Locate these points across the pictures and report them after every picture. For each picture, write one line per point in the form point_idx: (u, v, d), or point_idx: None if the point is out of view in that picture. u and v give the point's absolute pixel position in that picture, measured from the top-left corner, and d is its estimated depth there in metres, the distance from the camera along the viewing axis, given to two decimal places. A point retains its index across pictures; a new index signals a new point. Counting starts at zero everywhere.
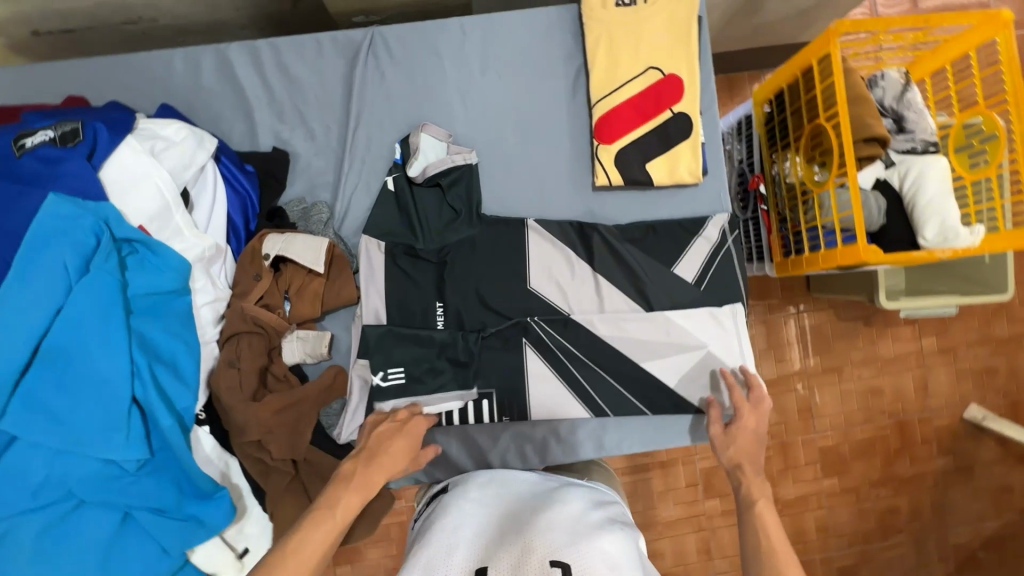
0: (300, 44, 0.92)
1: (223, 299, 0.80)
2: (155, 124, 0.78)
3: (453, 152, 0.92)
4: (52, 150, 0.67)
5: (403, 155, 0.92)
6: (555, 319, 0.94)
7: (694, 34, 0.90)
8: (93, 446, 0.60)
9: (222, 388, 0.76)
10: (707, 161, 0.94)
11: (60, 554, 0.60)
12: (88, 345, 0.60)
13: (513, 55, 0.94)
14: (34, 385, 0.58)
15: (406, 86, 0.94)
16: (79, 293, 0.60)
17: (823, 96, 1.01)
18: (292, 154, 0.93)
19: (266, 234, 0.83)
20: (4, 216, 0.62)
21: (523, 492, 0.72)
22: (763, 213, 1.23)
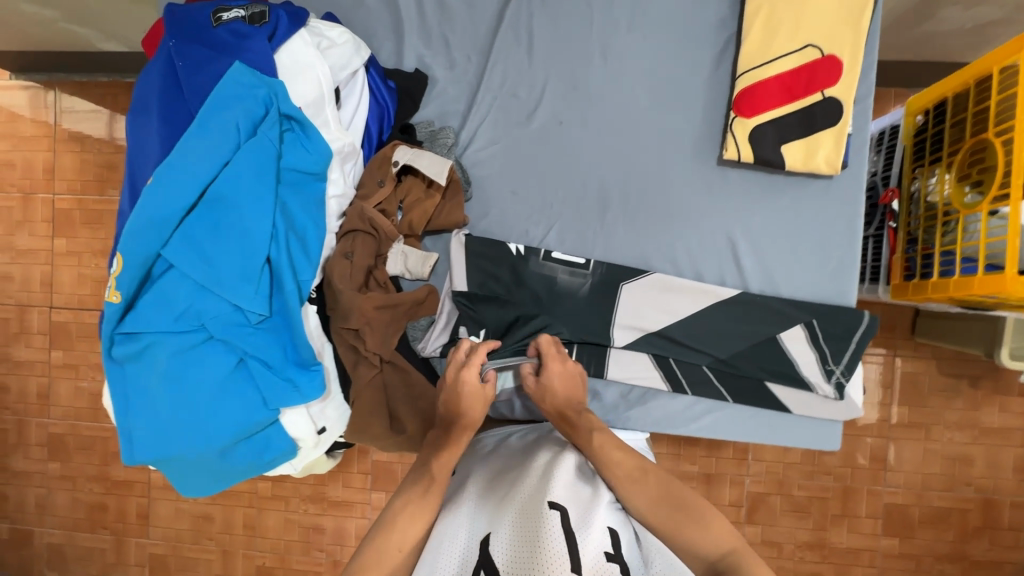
0: None
1: (347, 196, 0.86)
2: (323, 25, 0.83)
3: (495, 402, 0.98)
4: (242, 26, 0.73)
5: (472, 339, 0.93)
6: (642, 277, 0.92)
7: (866, 16, 0.84)
8: (230, 289, 0.67)
9: (336, 275, 0.81)
10: (849, 154, 0.88)
11: (184, 378, 0.67)
12: (241, 199, 0.67)
13: (664, 14, 0.93)
14: (195, 223, 0.66)
15: (551, 29, 0.94)
16: (244, 152, 0.67)
17: (996, 109, 0.91)
18: (430, 79, 0.97)
19: (398, 144, 0.88)
20: (196, 75, 0.69)
21: (498, 468, 0.80)
22: (890, 230, 1.13)
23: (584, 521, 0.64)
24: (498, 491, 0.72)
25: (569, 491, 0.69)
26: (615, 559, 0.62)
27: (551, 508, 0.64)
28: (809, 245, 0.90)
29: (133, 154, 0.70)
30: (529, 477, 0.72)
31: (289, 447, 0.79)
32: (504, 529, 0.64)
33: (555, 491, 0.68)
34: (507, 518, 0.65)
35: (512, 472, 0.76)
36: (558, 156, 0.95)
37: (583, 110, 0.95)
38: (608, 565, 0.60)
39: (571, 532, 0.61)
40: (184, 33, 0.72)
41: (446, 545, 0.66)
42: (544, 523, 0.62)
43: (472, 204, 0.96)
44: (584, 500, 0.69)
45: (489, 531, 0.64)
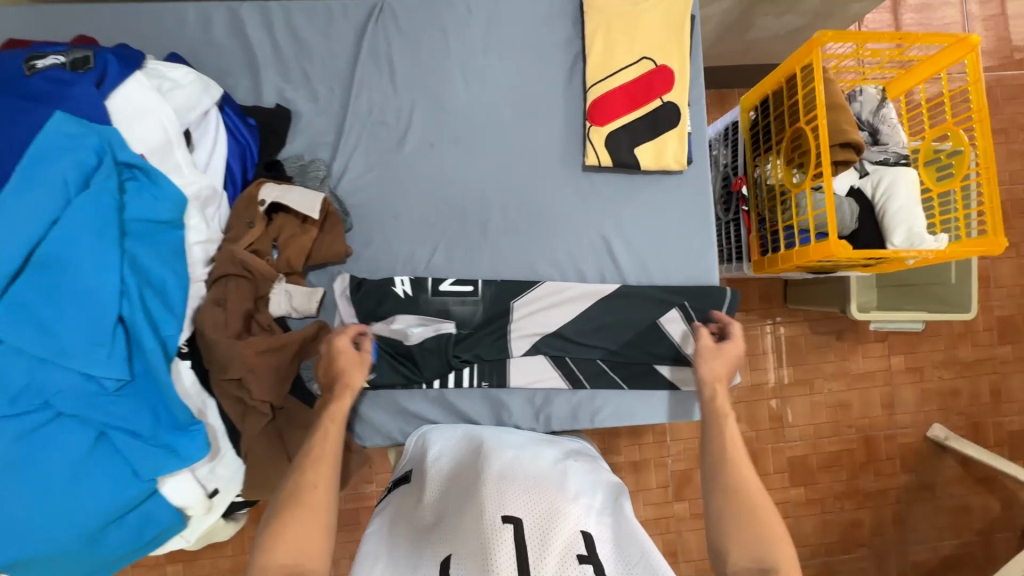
0: (311, 9, 0.96)
1: (214, 241, 0.82)
2: (163, 66, 0.79)
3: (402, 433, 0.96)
4: (62, 73, 0.68)
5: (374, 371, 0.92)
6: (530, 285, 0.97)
7: (687, 28, 0.95)
8: (76, 357, 0.61)
9: (208, 324, 0.77)
10: (692, 151, 0.99)
11: (32, 464, 0.60)
12: (79, 258, 0.62)
13: (515, 36, 0.99)
14: (24, 290, 0.59)
15: (411, 56, 0.97)
16: (77, 207, 0.62)
17: (804, 101, 1.07)
18: (294, 113, 0.95)
19: (264, 181, 0.86)
20: (9, 129, 0.63)
21: (456, 476, 0.77)
22: (744, 213, 1.28)
23: (541, 533, 0.62)
24: (456, 504, 0.70)
25: (524, 497, 0.67)
26: (589, 560, 0.60)
27: (506, 522, 0.63)
28: (673, 235, 0.99)
29: None
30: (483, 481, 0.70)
31: (174, 520, 0.72)
32: (460, 546, 0.63)
33: (510, 502, 0.66)
34: (462, 537, 0.63)
35: (467, 484, 0.73)
36: (435, 177, 0.97)
37: (452, 130, 0.98)
38: (579, 569, 0.59)
39: (523, 546, 0.60)
40: None
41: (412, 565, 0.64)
42: (496, 541, 0.60)
43: (353, 234, 0.95)
44: (543, 502, 0.67)
45: (449, 559, 0.61)
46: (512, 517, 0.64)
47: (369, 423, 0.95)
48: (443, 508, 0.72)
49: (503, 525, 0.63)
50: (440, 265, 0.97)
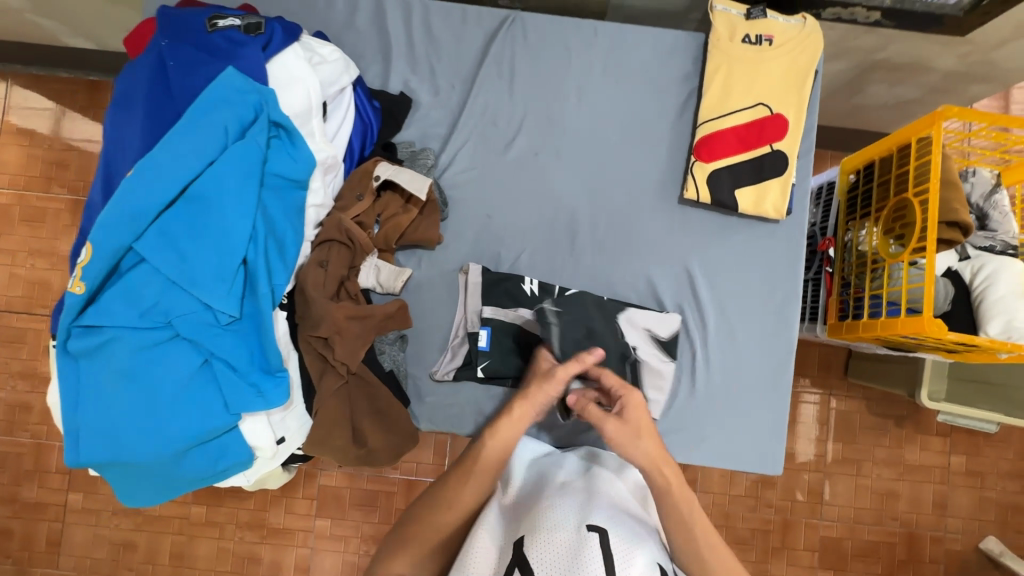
0: (449, 11, 1.01)
1: (325, 207, 0.87)
2: (316, 42, 0.86)
3: (457, 419, 0.98)
4: (237, 34, 0.75)
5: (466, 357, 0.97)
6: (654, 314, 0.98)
7: (809, 83, 0.95)
8: (202, 288, 0.66)
9: (309, 282, 0.82)
10: (792, 203, 0.98)
11: (145, 376, 0.65)
12: (223, 199, 0.67)
13: (636, 64, 1.01)
14: (173, 219, 0.66)
15: (533, 67, 1.01)
16: (230, 153, 0.68)
17: (915, 172, 1.04)
18: (415, 102, 1.01)
19: (380, 159, 0.91)
20: (186, 76, 0.70)
21: (538, 476, 0.78)
22: (827, 274, 1.25)
23: (624, 551, 0.61)
24: (538, 498, 0.71)
25: (608, 511, 0.66)
26: None
27: (590, 531, 0.62)
28: (757, 282, 0.99)
29: (110, 148, 0.70)
30: (569, 493, 0.70)
31: (245, 457, 0.76)
32: (541, 536, 0.63)
33: (596, 513, 0.65)
34: (546, 525, 0.64)
35: (548, 486, 0.74)
36: (533, 185, 1.01)
37: (557, 143, 1.01)
38: None
39: (610, 560, 0.59)
40: (178, 35, 0.73)
41: (485, 543, 0.66)
42: (582, 550, 0.59)
43: (447, 224, 0.99)
44: (625, 525, 0.65)
45: (524, 539, 0.63)
46: (596, 527, 0.63)
47: (427, 405, 0.97)
48: (523, 500, 0.73)
49: (586, 531, 0.62)
50: (570, 277, 1.00)
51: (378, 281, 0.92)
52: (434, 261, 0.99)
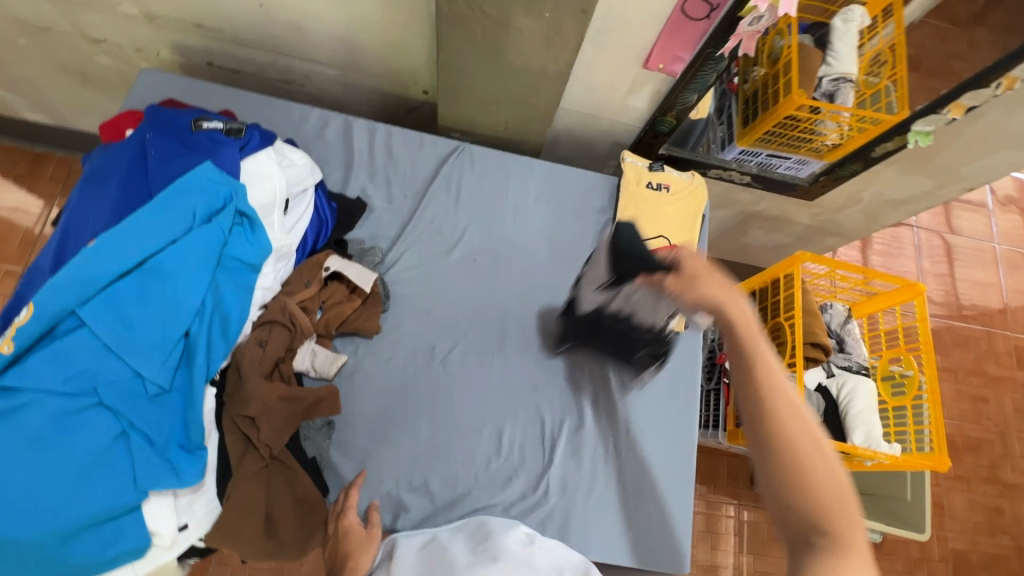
0: (408, 136, 1.19)
1: (272, 291, 0.92)
2: (288, 148, 0.98)
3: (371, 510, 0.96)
4: (219, 135, 0.85)
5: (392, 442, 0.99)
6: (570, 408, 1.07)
7: (697, 223, 1.18)
8: (138, 355, 0.68)
9: (244, 359, 0.85)
10: (689, 318, 1.15)
11: (54, 444, 0.64)
12: (177, 274, 0.72)
13: (563, 195, 1.21)
14: (124, 288, 0.69)
15: (477, 188, 1.18)
16: (193, 234, 0.74)
17: (784, 301, 1.27)
18: (369, 206, 1.13)
19: (331, 253, 1.00)
20: (164, 165, 0.78)
21: (419, 558, 0.82)
22: (725, 385, 1.42)
23: None
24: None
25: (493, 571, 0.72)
26: None
27: None
28: (664, 387, 1.11)
29: (72, 219, 0.75)
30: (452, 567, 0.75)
31: (140, 545, 0.70)
32: None
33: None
34: None
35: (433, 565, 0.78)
36: (470, 287, 1.12)
37: (493, 253, 1.15)
38: None
39: None
40: (164, 130, 0.83)
41: None
42: None
43: (388, 316, 1.07)
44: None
45: None
46: None
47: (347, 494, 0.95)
48: None
49: None
50: (498, 370, 1.08)
51: (312, 364, 0.96)
52: (371, 348, 1.04)
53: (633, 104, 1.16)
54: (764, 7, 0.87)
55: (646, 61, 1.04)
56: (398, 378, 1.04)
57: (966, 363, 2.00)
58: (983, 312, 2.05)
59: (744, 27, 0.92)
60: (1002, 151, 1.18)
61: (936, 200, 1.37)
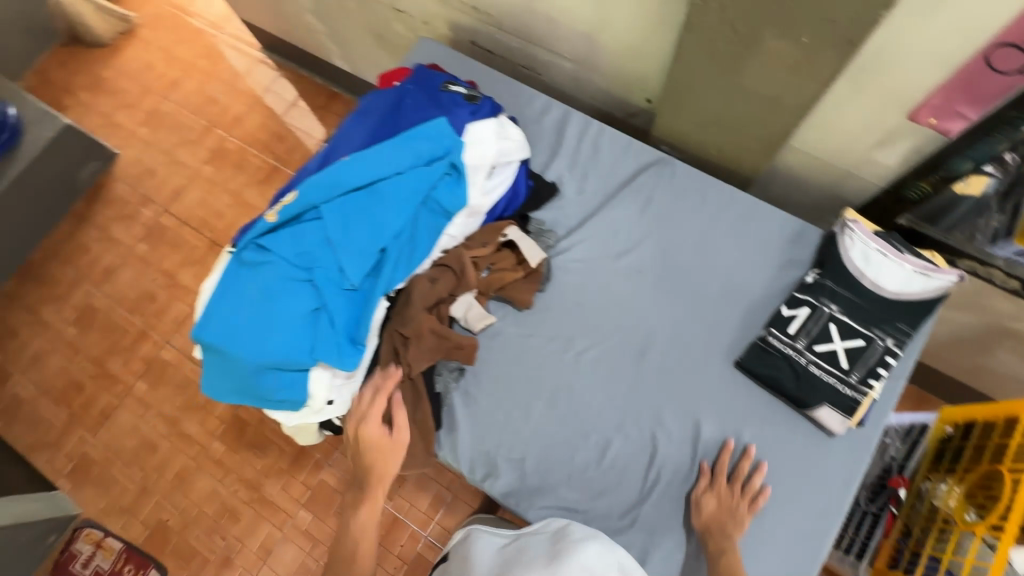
0: (618, 138, 1.21)
1: (456, 240, 1.04)
2: (509, 123, 1.08)
3: (469, 462, 1.04)
4: (460, 99, 0.99)
5: (508, 412, 1.05)
6: (685, 452, 1.00)
7: (923, 316, 0.98)
8: (347, 254, 0.85)
9: (418, 289, 1.00)
10: (868, 416, 0.98)
11: (276, 299, 0.84)
12: (392, 201, 0.87)
13: (758, 236, 1.11)
14: (353, 200, 0.86)
15: (667, 204, 1.15)
16: (413, 174, 0.88)
17: (1016, 447, 0.98)
18: (559, 193, 1.19)
19: (512, 224, 1.09)
20: (412, 113, 0.94)
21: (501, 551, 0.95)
22: (890, 514, 1.17)
23: None
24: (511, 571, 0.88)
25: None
26: None
27: None
28: (803, 476, 0.97)
29: (338, 139, 0.96)
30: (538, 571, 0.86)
31: (301, 399, 0.88)
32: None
33: None
34: None
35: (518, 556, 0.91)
36: (627, 297, 1.11)
37: (661, 271, 1.12)
38: None
39: None
40: (421, 86, 0.99)
41: None
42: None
43: (542, 296, 1.11)
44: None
45: None
46: None
47: (454, 437, 1.04)
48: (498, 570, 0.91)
49: None
50: (626, 384, 1.05)
51: (462, 313, 1.07)
52: (517, 320, 1.10)
53: (881, 159, 1.01)
54: None
55: (913, 113, 0.89)
56: (530, 355, 1.08)
57: None
58: None
59: None
60: None
61: None
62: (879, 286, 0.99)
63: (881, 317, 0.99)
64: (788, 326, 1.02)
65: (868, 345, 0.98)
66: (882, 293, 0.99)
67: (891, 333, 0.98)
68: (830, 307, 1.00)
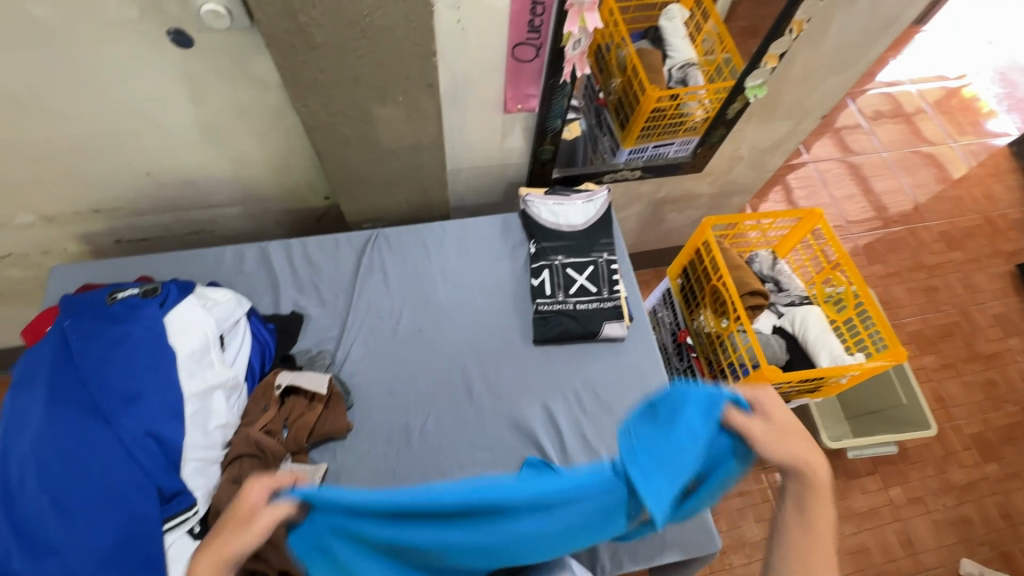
0: (323, 241, 1.24)
1: (231, 425, 0.93)
2: (210, 290, 1.02)
3: None
4: (137, 299, 0.90)
5: None
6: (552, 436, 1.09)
7: (611, 225, 1.27)
8: (113, 523, 0.74)
9: (223, 502, 0.85)
10: (632, 309, 1.23)
11: None
12: (134, 437, 0.79)
13: (481, 243, 1.28)
14: (86, 464, 0.76)
15: (400, 266, 1.24)
16: (144, 399, 0.82)
17: (711, 265, 1.37)
18: (305, 316, 1.17)
19: (279, 370, 1.04)
20: (91, 345, 0.84)
21: None
22: (695, 359, 1.48)
23: None
24: None
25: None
26: None
27: None
28: (630, 384, 1.15)
29: (13, 423, 0.80)
30: None
31: None
32: None
33: None
34: None
35: None
36: (423, 356, 1.16)
37: (435, 317, 1.20)
38: None
39: None
40: (82, 313, 0.88)
41: None
42: None
43: (354, 410, 1.08)
44: None
45: None
46: None
47: None
48: None
49: None
50: (475, 424, 1.09)
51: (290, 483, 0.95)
52: (348, 447, 1.05)
53: (512, 145, 1.27)
54: (577, 30, 0.96)
55: (505, 107, 1.15)
56: (381, 467, 1.03)
57: (905, 265, 2.24)
58: (901, 214, 2.34)
59: (570, 53, 1.01)
60: (831, 77, 1.33)
61: (802, 135, 1.53)
62: (573, 223, 1.26)
63: (589, 242, 1.25)
64: (545, 291, 1.21)
65: (596, 265, 1.23)
66: (578, 228, 1.26)
67: (603, 248, 1.25)
68: (558, 258, 1.24)
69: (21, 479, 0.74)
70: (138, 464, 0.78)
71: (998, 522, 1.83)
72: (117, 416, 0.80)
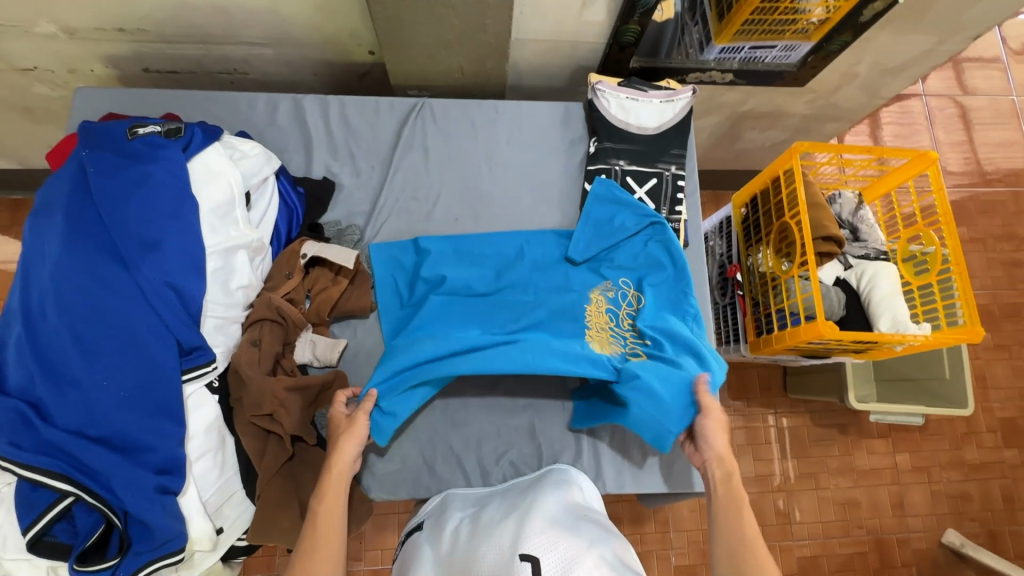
0: (363, 102, 1.12)
1: (255, 287, 0.91)
2: (236, 140, 0.94)
3: (406, 481, 0.98)
4: (158, 138, 0.84)
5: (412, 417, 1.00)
6: None
7: (687, 135, 1.11)
8: (132, 367, 0.74)
9: (244, 361, 0.86)
10: (688, 235, 1.12)
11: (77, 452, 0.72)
12: (154, 285, 0.77)
13: (535, 132, 1.14)
14: (104, 306, 0.74)
15: (443, 143, 1.12)
16: (164, 247, 0.78)
17: (788, 199, 1.20)
18: (337, 184, 1.09)
19: (306, 239, 0.98)
20: (110, 182, 0.79)
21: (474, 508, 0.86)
22: (740, 297, 1.38)
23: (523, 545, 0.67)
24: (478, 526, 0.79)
25: (532, 526, 0.71)
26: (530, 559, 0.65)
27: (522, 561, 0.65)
28: None
29: (34, 252, 0.78)
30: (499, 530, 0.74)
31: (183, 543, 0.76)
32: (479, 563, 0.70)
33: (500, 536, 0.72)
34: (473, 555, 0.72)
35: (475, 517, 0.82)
36: None
37: (473, 208, 1.10)
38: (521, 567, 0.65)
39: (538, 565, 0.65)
40: (99, 145, 0.82)
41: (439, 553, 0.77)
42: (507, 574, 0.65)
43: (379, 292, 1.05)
44: (517, 539, 0.70)
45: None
46: (529, 554, 0.66)
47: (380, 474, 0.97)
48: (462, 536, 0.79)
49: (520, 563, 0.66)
50: None
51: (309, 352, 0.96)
52: (370, 327, 1.03)
53: (591, 19, 1.07)
54: None
55: None
56: None
57: (993, 231, 1.99)
58: (1008, 174, 2.03)
59: None
60: None
61: (938, 57, 1.26)
62: (643, 126, 1.09)
63: (657, 151, 1.10)
64: None
65: (660, 180, 1.10)
66: (648, 132, 1.10)
67: (672, 161, 1.10)
68: (619, 164, 1.10)
69: (43, 309, 0.74)
70: (157, 313, 0.77)
71: (997, 503, 1.82)
72: (136, 260, 0.77)
